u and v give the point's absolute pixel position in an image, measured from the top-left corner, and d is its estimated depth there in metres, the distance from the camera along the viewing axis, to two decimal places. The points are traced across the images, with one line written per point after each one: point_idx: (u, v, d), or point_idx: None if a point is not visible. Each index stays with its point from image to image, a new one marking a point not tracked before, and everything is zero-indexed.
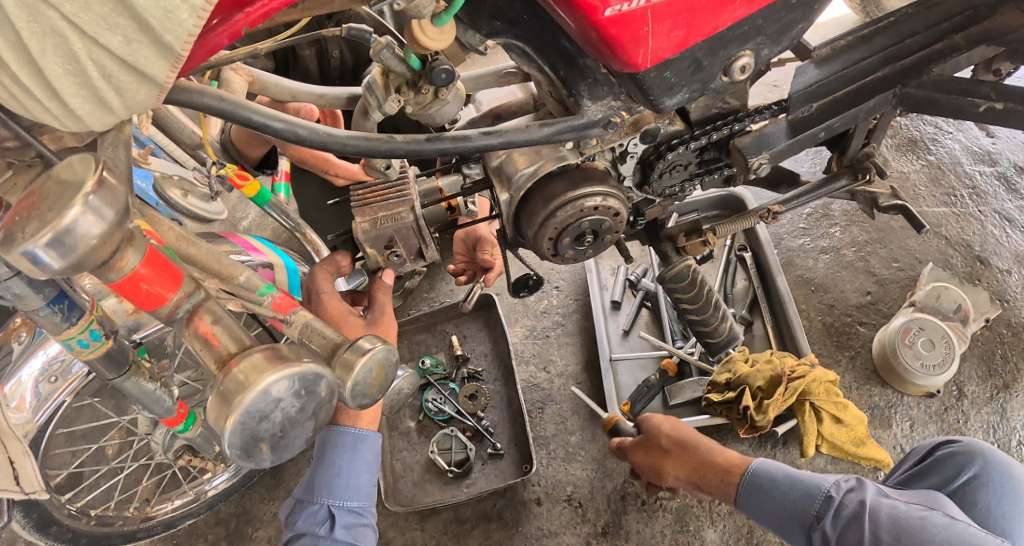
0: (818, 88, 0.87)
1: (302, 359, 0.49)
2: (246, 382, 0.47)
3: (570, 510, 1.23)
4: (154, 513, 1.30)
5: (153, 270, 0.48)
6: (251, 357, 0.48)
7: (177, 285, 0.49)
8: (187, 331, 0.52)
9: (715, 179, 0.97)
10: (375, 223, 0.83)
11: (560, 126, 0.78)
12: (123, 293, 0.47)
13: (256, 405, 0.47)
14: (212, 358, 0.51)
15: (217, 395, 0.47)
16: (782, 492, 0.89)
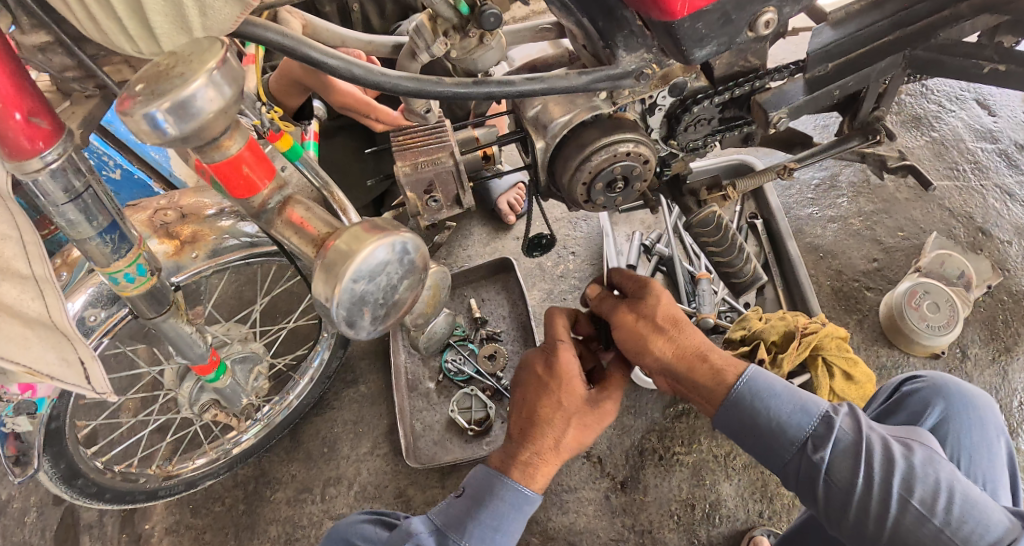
0: (834, 48, 0.91)
1: (399, 230, 0.57)
2: (351, 248, 0.55)
3: (589, 465, 1.27)
4: (176, 472, 1.29)
5: (251, 156, 0.54)
6: (351, 231, 0.56)
7: (270, 176, 0.56)
8: (279, 223, 0.59)
9: (734, 136, 1.02)
10: (416, 166, 0.87)
11: (599, 75, 0.83)
12: (225, 178, 0.53)
13: (360, 268, 0.55)
14: (306, 243, 0.59)
15: (326, 264, 0.56)
16: (777, 407, 0.81)
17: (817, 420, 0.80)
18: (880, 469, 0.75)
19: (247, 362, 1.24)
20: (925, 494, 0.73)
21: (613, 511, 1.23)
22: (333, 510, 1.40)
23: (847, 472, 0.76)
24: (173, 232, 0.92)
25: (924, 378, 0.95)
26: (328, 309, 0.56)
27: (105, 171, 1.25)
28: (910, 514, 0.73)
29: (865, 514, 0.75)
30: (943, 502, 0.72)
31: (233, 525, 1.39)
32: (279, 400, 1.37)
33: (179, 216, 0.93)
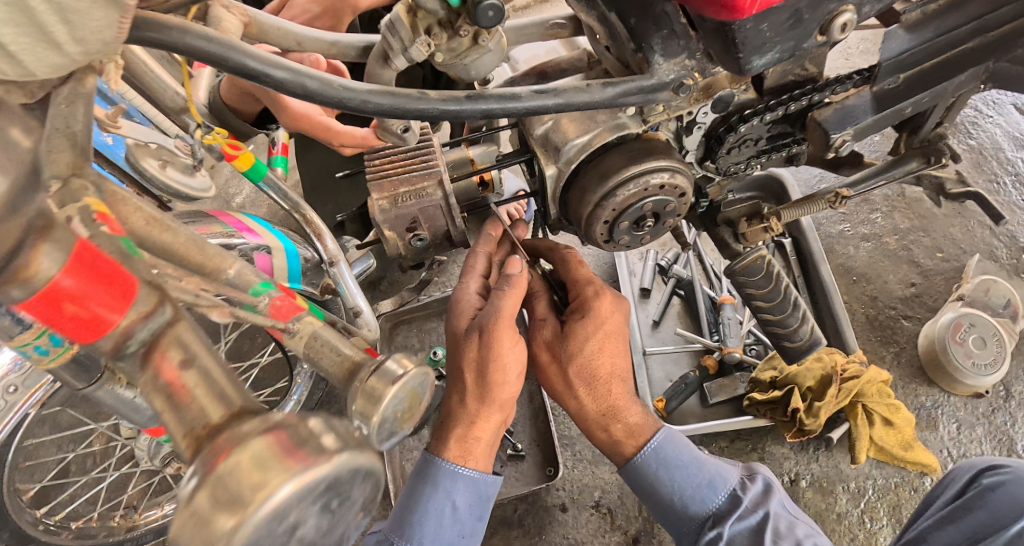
0: (908, 57, 0.75)
1: (326, 456, 0.34)
2: (246, 495, 0.32)
3: (598, 518, 1.14)
4: (143, 521, 1.17)
5: (81, 279, 0.33)
6: (258, 442, 0.34)
7: (128, 304, 0.35)
8: (144, 378, 0.37)
9: (777, 158, 0.87)
10: (396, 200, 0.72)
11: (628, 87, 0.66)
12: (46, 317, 0.33)
13: (262, 528, 0.32)
14: (180, 425, 0.36)
15: (197, 508, 0.32)
16: (681, 479, 0.78)
17: (724, 497, 0.77)
18: None
19: None
20: None
21: None
22: None
23: None
24: None
25: (1010, 470, 0.78)
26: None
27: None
28: None
29: None
30: None
31: None
32: None
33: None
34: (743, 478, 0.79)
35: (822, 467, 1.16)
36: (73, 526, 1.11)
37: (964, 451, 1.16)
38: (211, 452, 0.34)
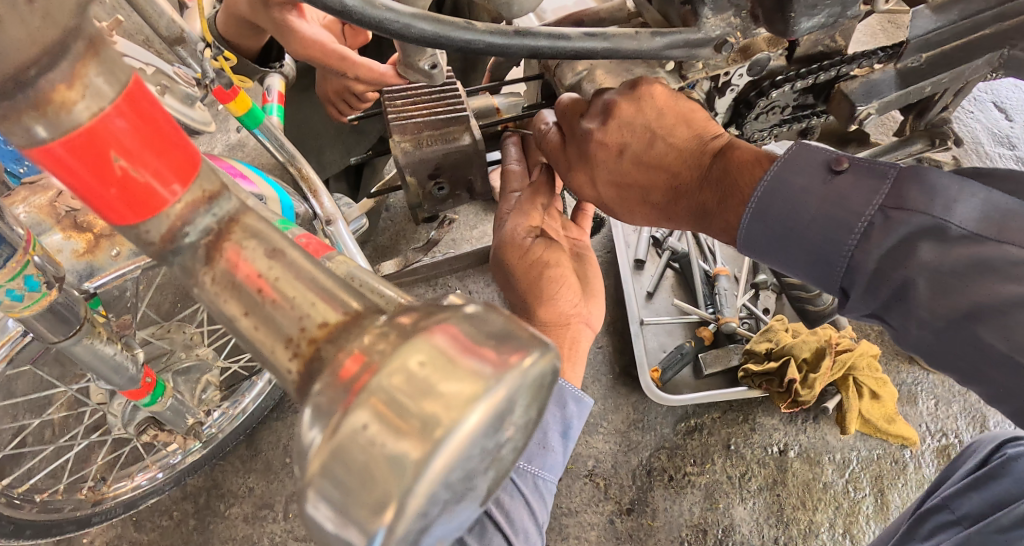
0: (934, 37, 0.80)
1: (516, 355, 0.23)
2: (423, 411, 0.21)
3: (592, 487, 1.14)
4: (111, 494, 1.16)
5: (139, 135, 0.24)
6: (418, 345, 0.22)
7: (189, 176, 0.26)
8: (208, 273, 0.26)
9: (792, 130, 0.91)
10: (420, 143, 0.67)
11: (674, 39, 0.66)
12: (80, 187, 0.24)
13: (455, 468, 0.22)
14: (275, 339, 0.25)
15: (340, 476, 0.22)
16: (790, 255, 0.58)
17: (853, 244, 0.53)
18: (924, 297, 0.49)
19: (192, 374, 1.09)
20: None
21: (618, 539, 1.10)
22: (297, 530, 1.27)
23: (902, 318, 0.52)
24: (84, 224, 0.75)
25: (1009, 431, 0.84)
26: (337, 538, 0.23)
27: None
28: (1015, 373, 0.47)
29: (957, 370, 0.51)
30: None
31: (181, 544, 1.26)
32: (233, 404, 1.24)
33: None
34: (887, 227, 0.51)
35: (809, 439, 1.19)
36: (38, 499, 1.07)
37: (941, 427, 1.21)
38: (336, 378, 0.23)
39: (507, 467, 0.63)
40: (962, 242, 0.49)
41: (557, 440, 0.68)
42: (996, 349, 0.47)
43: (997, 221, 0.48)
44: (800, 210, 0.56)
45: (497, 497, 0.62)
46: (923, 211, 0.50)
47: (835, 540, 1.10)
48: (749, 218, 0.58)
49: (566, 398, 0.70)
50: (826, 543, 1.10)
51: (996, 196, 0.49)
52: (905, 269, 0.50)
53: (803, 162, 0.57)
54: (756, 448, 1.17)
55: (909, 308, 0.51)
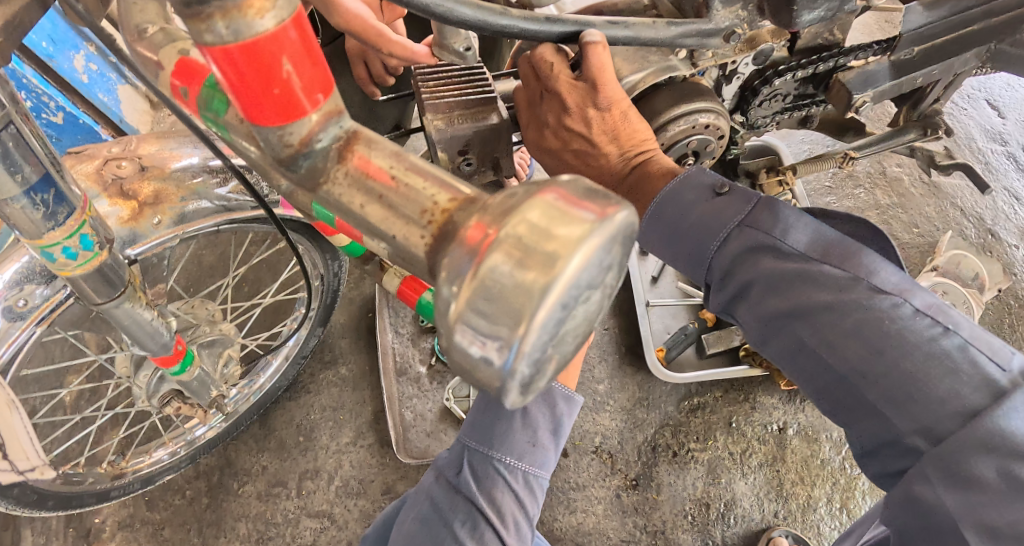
0: (926, 31, 0.86)
1: (612, 209, 0.29)
2: (545, 246, 0.27)
3: (599, 462, 1.18)
4: (131, 469, 1.20)
5: (300, 54, 0.31)
6: (536, 203, 0.28)
7: (326, 93, 0.33)
8: (341, 169, 0.33)
9: (793, 118, 0.97)
10: (451, 121, 0.72)
11: (688, 28, 0.71)
12: (245, 87, 0.31)
13: (575, 289, 0.28)
14: (405, 219, 0.32)
15: (486, 305, 0.28)
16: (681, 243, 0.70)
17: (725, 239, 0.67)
18: (771, 287, 0.63)
19: (216, 347, 1.13)
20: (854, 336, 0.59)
21: (624, 511, 1.14)
22: (311, 507, 1.32)
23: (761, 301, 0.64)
24: (129, 192, 0.81)
25: None
26: (481, 358, 0.29)
27: (46, 114, 1.16)
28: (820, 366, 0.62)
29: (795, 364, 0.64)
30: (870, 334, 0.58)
31: (195, 521, 1.30)
32: (249, 382, 1.29)
33: (137, 170, 0.81)
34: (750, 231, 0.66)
35: (808, 418, 1.24)
36: (61, 470, 1.10)
37: None
38: (460, 244, 0.29)
39: (498, 470, 0.69)
40: (793, 258, 0.64)
41: (548, 437, 0.73)
42: (810, 344, 0.61)
43: (823, 247, 0.64)
44: (687, 215, 0.69)
45: (488, 500, 0.68)
46: (766, 232, 0.65)
47: (832, 514, 1.16)
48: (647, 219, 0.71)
49: (556, 397, 0.75)
50: (824, 516, 1.16)
51: (825, 230, 0.65)
52: (752, 274, 0.65)
53: (690, 182, 0.69)
54: (756, 426, 1.22)
55: (750, 308, 0.65)
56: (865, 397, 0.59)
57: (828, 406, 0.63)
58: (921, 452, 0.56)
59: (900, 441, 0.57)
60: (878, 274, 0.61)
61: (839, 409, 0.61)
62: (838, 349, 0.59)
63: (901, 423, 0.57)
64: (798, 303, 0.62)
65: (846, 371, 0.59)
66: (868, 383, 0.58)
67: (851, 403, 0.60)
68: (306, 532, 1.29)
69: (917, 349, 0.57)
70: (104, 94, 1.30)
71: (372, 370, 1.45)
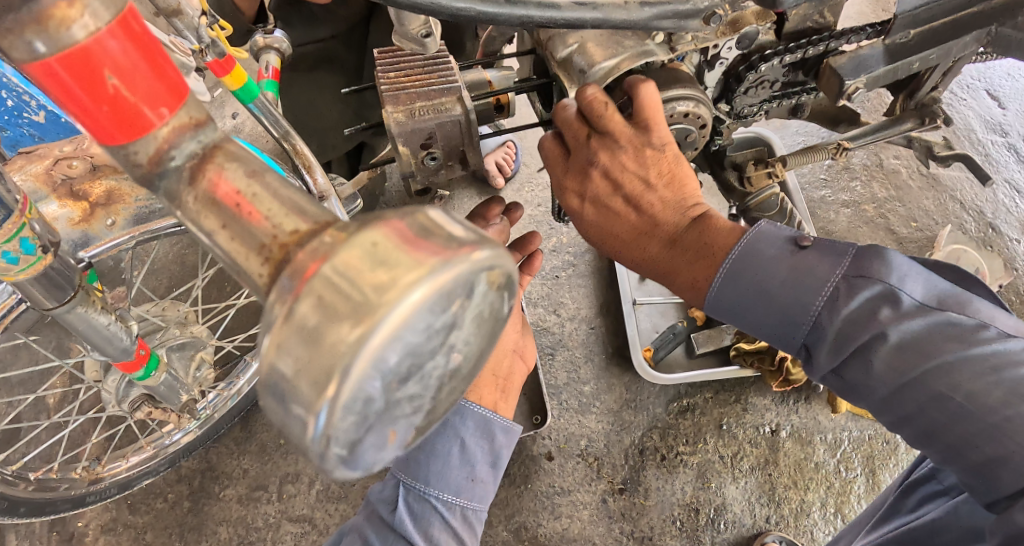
0: (921, 13, 0.81)
1: (465, 250, 0.27)
2: (369, 293, 0.25)
3: (585, 466, 1.14)
4: (107, 474, 1.16)
5: (131, 61, 0.28)
6: (364, 239, 0.27)
7: (172, 104, 0.30)
8: (193, 193, 0.31)
9: (782, 108, 0.92)
10: (412, 113, 0.67)
11: (664, 9, 0.66)
12: (75, 103, 0.28)
13: (405, 341, 0.26)
14: (248, 250, 0.29)
15: (294, 355, 0.26)
16: (769, 306, 0.63)
17: (829, 296, 0.61)
18: (886, 339, 0.57)
19: (187, 350, 1.10)
20: (977, 387, 0.53)
21: (610, 517, 1.11)
22: (291, 511, 1.28)
23: (884, 361, 0.57)
24: (80, 192, 0.77)
25: None
26: (294, 421, 0.27)
27: (27, 115, 1.07)
28: (946, 424, 0.55)
29: (904, 416, 0.58)
30: (995, 390, 0.53)
31: (175, 526, 1.27)
32: (227, 385, 1.25)
33: (88, 170, 0.78)
34: (863, 284, 0.59)
35: (801, 419, 1.20)
36: (31, 477, 1.06)
37: None
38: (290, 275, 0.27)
39: (434, 506, 0.67)
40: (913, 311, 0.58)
41: (486, 471, 0.71)
42: (942, 394, 0.54)
43: (937, 296, 0.59)
44: (777, 270, 0.62)
45: (423, 538, 0.65)
46: (880, 280, 0.59)
47: (827, 519, 1.12)
48: (721, 278, 0.64)
49: (495, 428, 0.73)
50: (818, 521, 1.11)
51: (937, 279, 0.60)
52: (868, 329, 0.58)
53: (777, 236, 0.64)
54: (748, 428, 1.18)
55: (866, 362, 0.58)
56: (1010, 442, 0.52)
57: (940, 459, 0.58)
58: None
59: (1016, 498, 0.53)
60: (997, 320, 0.57)
61: (956, 467, 0.56)
62: (966, 400, 0.54)
63: (1012, 479, 0.53)
64: (923, 351, 0.55)
65: (983, 419, 0.53)
66: (987, 440, 0.53)
67: (976, 452, 0.54)
68: (287, 537, 1.26)
69: None
70: None
71: None
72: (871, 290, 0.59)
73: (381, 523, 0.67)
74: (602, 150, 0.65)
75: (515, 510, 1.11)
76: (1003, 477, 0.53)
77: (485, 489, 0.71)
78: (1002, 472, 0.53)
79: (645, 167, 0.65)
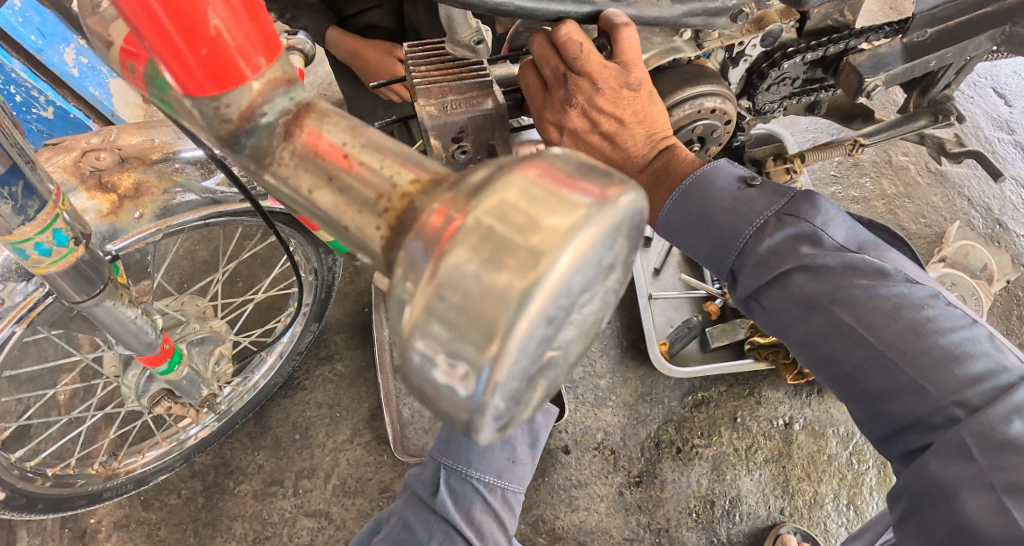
0: (939, 12, 0.83)
1: (612, 190, 0.25)
2: (526, 240, 0.24)
3: (600, 458, 1.16)
4: (123, 470, 1.16)
5: (232, 4, 0.28)
6: (515, 182, 0.25)
7: (268, 53, 0.30)
8: (287, 148, 0.30)
9: (800, 105, 0.94)
10: (444, 107, 0.69)
11: (694, 7, 0.68)
12: (172, 46, 0.28)
13: (572, 289, 0.25)
14: (360, 205, 0.28)
15: (445, 314, 0.25)
16: (703, 233, 0.69)
17: (755, 226, 0.66)
18: (798, 265, 0.62)
19: (207, 345, 1.11)
20: (878, 316, 0.58)
21: (626, 509, 1.12)
22: (308, 506, 1.29)
23: (799, 287, 0.62)
24: (108, 184, 0.78)
25: None
26: (441, 379, 0.26)
27: (36, 110, 1.08)
28: (850, 343, 0.60)
29: (812, 342, 0.63)
30: (894, 319, 0.58)
31: (191, 521, 1.27)
32: (243, 380, 1.26)
33: (116, 162, 0.77)
34: (784, 217, 0.65)
35: (814, 413, 1.21)
36: (51, 472, 1.07)
37: None
38: (421, 228, 0.26)
39: (475, 487, 0.77)
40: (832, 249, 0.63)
41: (523, 455, 0.81)
42: (848, 324, 0.59)
43: (858, 243, 0.64)
44: (716, 201, 0.68)
45: (465, 517, 0.75)
46: (806, 220, 0.64)
47: (839, 511, 1.13)
48: (672, 203, 0.70)
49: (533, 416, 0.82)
50: (830, 513, 1.13)
51: (860, 229, 0.65)
52: (789, 260, 0.63)
53: (724, 173, 0.69)
54: (761, 421, 1.20)
55: (786, 288, 0.63)
56: (902, 375, 0.57)
57: (844, 391, 0.62)
58: (956, 422, 0.54)
59: (905, 431, 0.58)
60: (908, 270, 0.62)
61: (856, 400, 0.61)
62: (877, 327, 0.58)
63: (902, 411, 0.57)
64: (836, 284, 0.60)
65: (885, 350, 0.58)
66: (890, 370, 0.58)
67: (884, 382, 0.58)
68: (303, 532, 1.27)
69: (944, 331, 0.57)
70: (95, 87, 1.25)
71: (369, 366, 1.42)
72: (791, 224, 0.64)
73: (421, 503, 0.75)
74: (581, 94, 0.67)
75: (533, 502, 1.12)
76: (892, 403, 0.58)
77: (519, 470, 0.81)
78: (893, 404, 0.58)
79: (621, 107, 0.69)
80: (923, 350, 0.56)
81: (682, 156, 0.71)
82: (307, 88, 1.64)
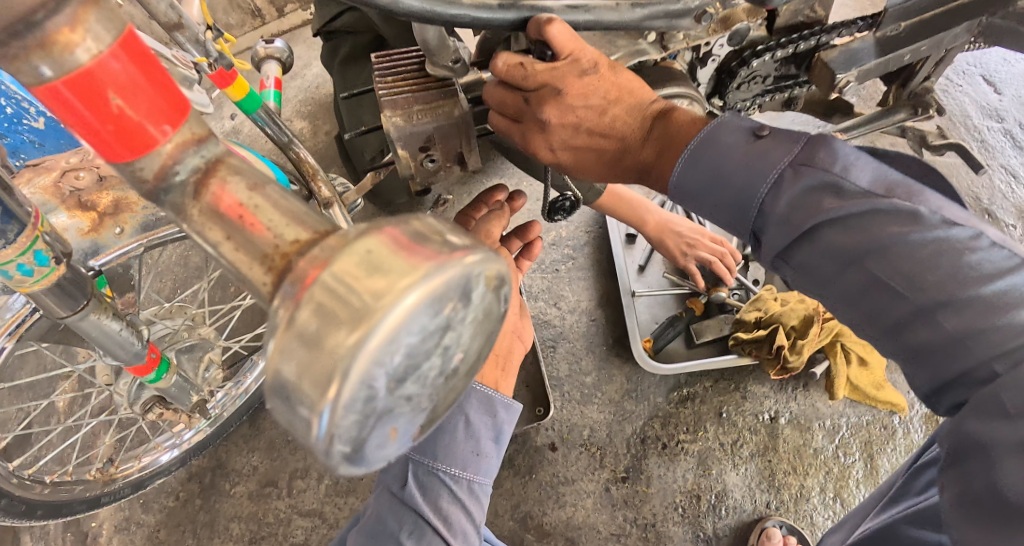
0: (912, 5, 0.82)
1: (457, 252, 0.28)
2: (361, 298, 0.26)
3: (587, 456, 1.17)
4: (120, 475, 1.18)
5: (131, 74, 0.29)
6: (359, 246, 0.27)
7: (173, 114, 0.31)
8: (196, 206, 0.31)
9: (776, 100, 0.94)
10: (410, 117, 0.69)
11: (655, 10, 0.67)
12: (80, 121, 0.29)
13: (403, 340, 0.27)
14: (252, 259, 0.29)
15: (293, 362, 0.27)
16: (719, 193, 0.61)
17: (772, 179, 0.58)
18: (822, 220, 0.54)
19: (196, 352, 1.11)
20: (913, 268, 0.50)
21: (614, 505, 1.13)
22: (302, 506, 1.31)
23: (827, 243, 0.54)
24: (87, 201, 0.79)
25: None
26: (297, 426, 0.28)
27: (26, 121, 1.05)
28: (884, 301, 0.52)
29: (846, 299, 0.55)
30: (929, 270, 0.50)
31: (188, 523, 1.30)
32: (235, 384, 1.28)
33: (94, 180, 0.79)
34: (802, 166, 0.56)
35: (800, 406, 1.22)
36: (48, 480, 1.08)
37: None
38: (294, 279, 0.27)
39: (442, 480, 0.69)
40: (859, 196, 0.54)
41: (489, 446, 0.74)
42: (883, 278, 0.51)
43: (889, 181, 0.55)
44: (727, 158, 0.60)
45: (432, 508, 0.68)
46: (824, 168, 0.55)
47: (826, 504, 1.14)
48: (683, 163, 0.63)
49: (497, 405, 0.75)
50: (817, 506, 1.14)
51: (887, 168, 0.55)
52: (813, 215, 0.54)
53: (730, 128, 0.61)
54: (747, 415, 1.20)
55: (815, 245, 0.54)
56: (945, 327, 0.49)
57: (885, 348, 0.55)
58: (1000, 377, 0.48)
59: (949, 388, 0.51)
60: (947, 208, 0.53)
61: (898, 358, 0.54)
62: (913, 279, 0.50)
63: (946, 368, 0.50)
64: (869, 235, 0.52)
65: (917, 301, 0.50)
66: (927, 322, 0.50)
67: (923, 337, 0.51)
68: (297, 531, 1.29)
69: (987, 278, 0.49)
70: None
71: None
72: (811, 174, 0.55)
73: (391, 497, 0.70)
74: (552, 109, 0.66)
75: (520, 500, 1.13)
76: (936, 359, 0.50)
77: (488, 462, 0.73)
78: (935, 359, 0.51)
79: (592, 95, 0.65)
80: (966, 300, 0.49)
81: (681, 116, 0.65)
82: (293, 92, 1.65)
